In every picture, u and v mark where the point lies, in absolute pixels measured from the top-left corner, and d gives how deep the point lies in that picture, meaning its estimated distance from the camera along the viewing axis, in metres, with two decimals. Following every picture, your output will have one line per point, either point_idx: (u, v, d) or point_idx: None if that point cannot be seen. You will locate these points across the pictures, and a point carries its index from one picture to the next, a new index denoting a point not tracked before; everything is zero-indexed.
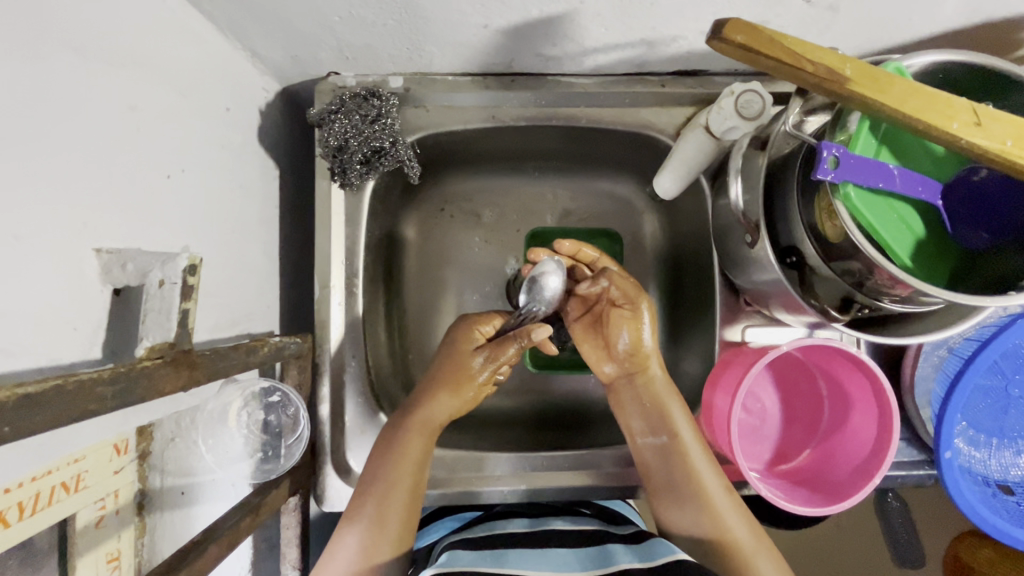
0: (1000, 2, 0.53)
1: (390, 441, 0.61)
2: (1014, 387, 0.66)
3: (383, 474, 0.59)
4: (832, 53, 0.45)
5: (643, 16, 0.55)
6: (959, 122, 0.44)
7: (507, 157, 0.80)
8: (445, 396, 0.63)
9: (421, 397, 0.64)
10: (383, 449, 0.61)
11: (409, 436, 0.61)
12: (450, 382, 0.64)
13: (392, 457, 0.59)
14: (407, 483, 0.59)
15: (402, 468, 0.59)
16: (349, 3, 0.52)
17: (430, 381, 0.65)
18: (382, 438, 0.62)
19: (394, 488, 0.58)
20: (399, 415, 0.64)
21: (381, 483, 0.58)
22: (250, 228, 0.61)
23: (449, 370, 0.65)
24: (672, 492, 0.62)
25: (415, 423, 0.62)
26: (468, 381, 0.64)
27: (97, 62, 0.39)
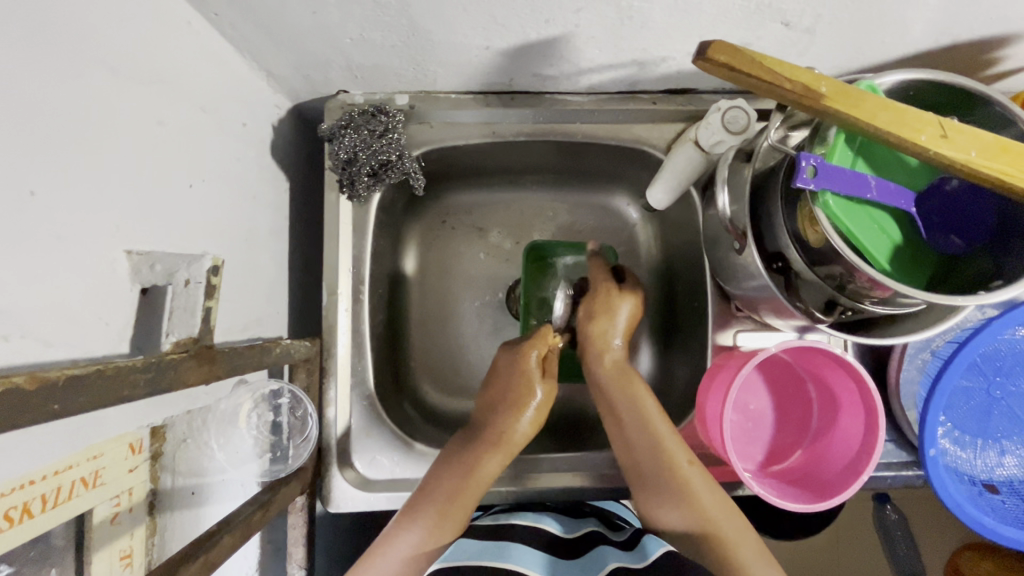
0: (965, 26, 0.57)
1: (457, 458, 0.64)
2: (996, 388, 0.69)
3: (452, 490, 0.61)
4: (808, 72, 0.49)
5: (635, 38, 0.59)
6: (926, 134, 0.48)
7: (507, 171, 0.83)
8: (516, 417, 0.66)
9: (501, 417, 0.67)
10: (452, 467, 0.63)
11: (487, 460, 0.64)
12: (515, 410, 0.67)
13: (464, 475, 0.62)
14: (470, 502, 0.62)
15: (473, 488, 0.62)
16: (360, 26, 0.56)
17: (504, 407, 0.68)
18: (451, 455, 0.65)
19: (458, 503, 0.61)
20: (463, 438, 0.67)
21: (447, 496, 0.61)
22: (262, 237, 0.64)
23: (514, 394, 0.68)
24: (657, 489, 0.63)
25: (491, 448, 0.65)
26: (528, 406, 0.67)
27: (130, 80, 0.43)
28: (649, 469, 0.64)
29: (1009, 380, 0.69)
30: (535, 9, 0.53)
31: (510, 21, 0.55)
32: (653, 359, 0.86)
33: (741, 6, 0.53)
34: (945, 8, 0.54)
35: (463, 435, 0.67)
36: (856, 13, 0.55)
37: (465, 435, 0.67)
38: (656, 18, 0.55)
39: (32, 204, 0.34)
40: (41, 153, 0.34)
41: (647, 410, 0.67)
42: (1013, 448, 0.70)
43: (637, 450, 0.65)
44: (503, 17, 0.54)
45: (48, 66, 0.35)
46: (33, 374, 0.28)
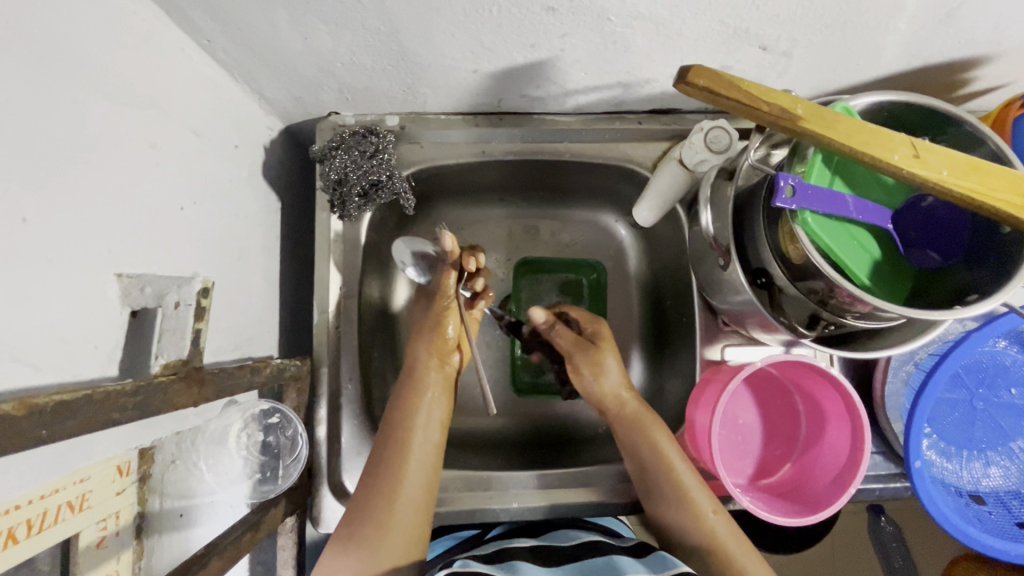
0: (935, 49, 0.59)
1: (387, 438, 0.61)
2: (979, 400, 0.70)
3: (388, 477, 0.58)
4: (786, 94, 0.51)
5: (618, 62, 0.61)
6: (899, 154, 0.49)
7: (496, 189, 0.85)
8: (440, 347, 0.68)
9: (418, 371, 0.67)
10: (382, 452, 0.60)
11: (411, 432, 0.61)
12: (438, 342, 0.68)
13: (396, 455, 0.59)
14: (416, 479, 0.59)
15: (409, 465, 0.59)
16: (351, 51, 0.57)
17: (416, 372, 0.67)
18: (381, 440, 0.61)
19: (401, 484, 0.58)
20: (391, 413, 0.64)
21: (382, 484, 0.57)
22: (253, 256, 0.65)
23: (429, 334, 0.69)
24: (659, 503, 0.66)
25: (416, 417, 0.63)
26: (446, 327, 0.69)
27: (123, 107, 0.44)
28: (650, 482, 0.66)
29: (992, 392, 0.70)
30: (521, 34, 0.55)
31: (497, 45, 0.57)
32: (644, 374, 0.86)
33: (720, 31, 0.55)
34: (916, 33, 0.56)
35: (391, 410, 0.64)
36: (832, 38, 0.57)
37: (393, 410, 0.64)
38: (639, 43, 0.57)
39: (24, 229, 0.34)
40: (33, 178, 0.35)
41: (658, 441, 0.67)
42: (999, 459, 0.71)
43: (643, 468, 0.67)
44: (490, 41, 0.56)
45: (42, 94, 0.36)
46: (23, 400, 0.28)
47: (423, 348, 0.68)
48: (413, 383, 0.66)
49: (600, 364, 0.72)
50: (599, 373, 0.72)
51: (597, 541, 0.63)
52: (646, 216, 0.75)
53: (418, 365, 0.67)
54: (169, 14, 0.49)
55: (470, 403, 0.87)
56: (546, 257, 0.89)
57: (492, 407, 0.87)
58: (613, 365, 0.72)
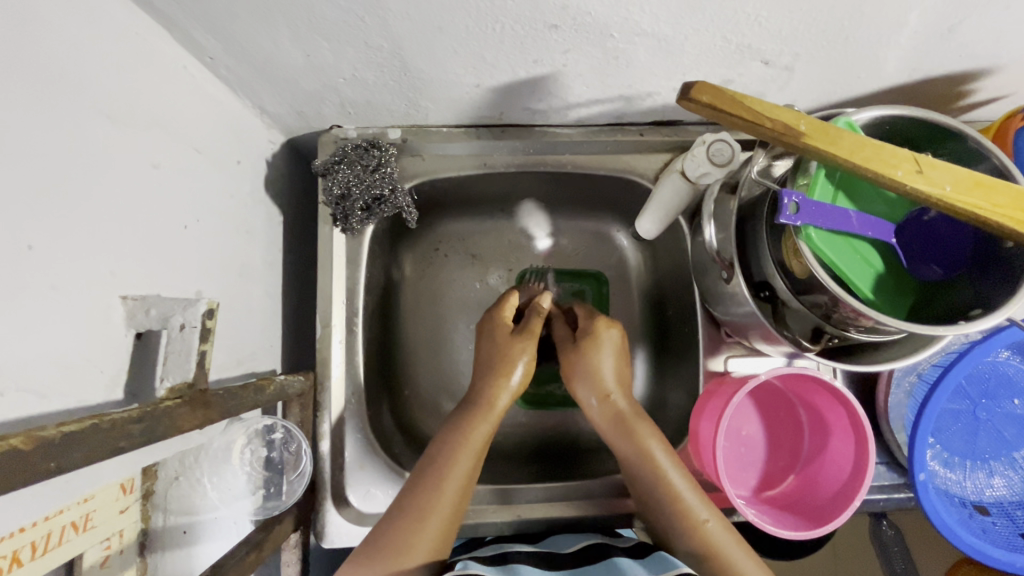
0: (935, 62, 0.60)
1: (430, 466, 0.60)
2: (982, 410, 0.70)
3: (422, 503, 0.56)
4: (788, 110, 0.51)
5: (620, 76, 0.61)
6: (902, 170, 0.50)
7: (498, 201, 0.85)
8: (507, 377, 0.68)
9: (483, 399, 0.66)
10: (428, 471, 0.59)
11: (459, 458, 0.61)
12: (499, 371, 0.68)
13: (434, 482, 0.58)
14: (446, 508, 0.57)
15: (449, 489, 0.58)
16: (353, 67, 0.57)
17: (476, 401, 0.66)
18: (422, 467, 0.60)
19: (433, 512, 0.56)
20: (437, 443, 0.63)
21: (415, 509, 0.56)
22: (256, 271, 0.65)
23: (497, 367, 0.69)
24: (656, 511, 0.65)
25: (472, 441, 0.62)
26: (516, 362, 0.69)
27: (126, 128, 0.43)
28: (645, 488, 0.66)
29: (996, 403, 0.71)
30: (524, 50, 0.55)
31: (500, 61, 0.57)
32: (646, 385, 0.86)
33: (722, 46, 0.55)
34: (917, 48, 0.57)
35: (438, 439, 0.63)
36: (833, 52, 0.57)
37: (443, 439, 0.63)
38: (641, 58, 0.57)
39: (29, 256, 0.34)
40: (38, 206, 0.35)
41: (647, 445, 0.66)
42: (1001, 469, 0.71)
43: (635, 475, 0.67)
44: (493, 57, 0.56)
45: (46, 119, 0.36)
46: (30, 432, 0.28)
47: (487, 376, 0.68)
48: (471, 411, 0.65)
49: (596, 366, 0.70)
50: (595, 377, 0.70)
51: (596, 546, 0.64)
52: (649, 227, 0.75)
53: (479, 395, 0.67)
54: (172, 33, 0.49)
55: None
56: (548, 267, 0.90)
57: None
58: (607, 363, 0.70)
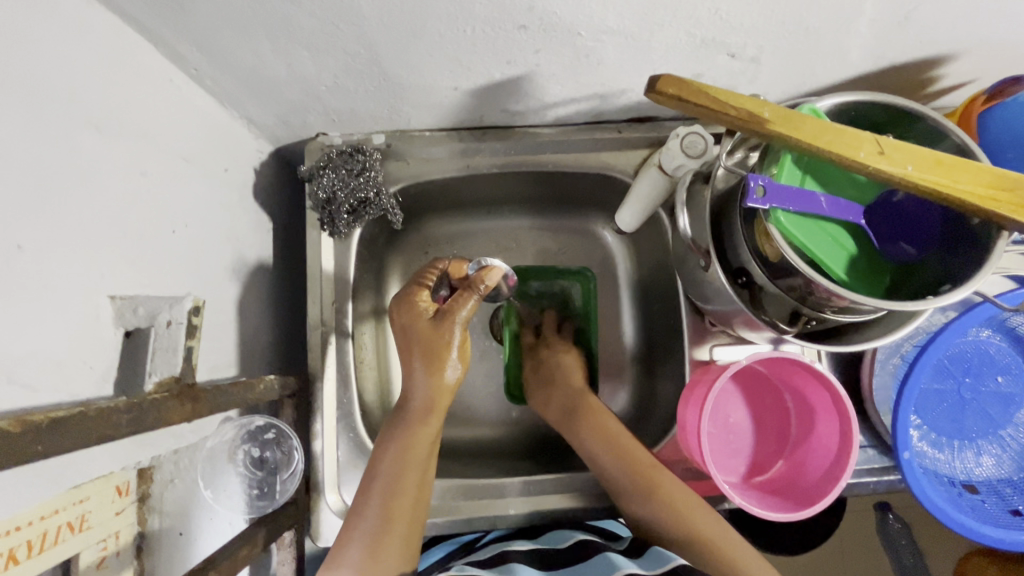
0: (897, 50, 0.62)
1: (377, 480, 0.61)
2: (966, 390, 0.72)
3: (385, 507, 0.59)
4: (752, 99, 0.53)
5: (592, 74, 0.63)
6: (864, 151, 0.51)
7: (484, 203, 0.87)
8: (438, 380, 0.67)
9: (419, 395, 0.67)
10: (384, 472, 0.61)
11: (410, 459, 0.62)
12: (431, 357, 0.67)
13: (391, 486, 0.60)
14: (404, 520, 0.59)
15: (405, 492, 0.60)
16: (334, 75, 0.59)
17: (408, 411, 0.66)
18: (376, 472, 0.61)
19: (390, 527, 0.58)
20: (385, 452, 0.63)
21: (380, 514, 0.58)
22: (245, 276, 0.66)
23: (428, 364, 0.67)
24: (635, 501, 0.66)
25: (417, 441, 0.64)
26: (447, 355, 0.67)
27: (114, 136, 0.46)
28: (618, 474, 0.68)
29: (979, 382, 0.72)
30: (496, 52, 0.57)
31: (475, 64, 0.59)
32: (637, 378, 0.87)
33: (687, 41, 0.57)
34: (876, 36, 0.59)
35: (383, 447, 0.63)
36: (795, 44, 0.59)
37: (388, 449, 0.63)
38: (610, 55, 0.59)
39: (20, 256, 0.36)
40: (29, 209, 0.37)
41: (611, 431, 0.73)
42: (989, 448, 0.72)
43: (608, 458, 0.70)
44: (468, 60, 0.58)
45: (36, 128, 0.38)
46: (18, 417, 0.29)
47: (417, 381, 0.66)
48: (406, 409, 0.67)
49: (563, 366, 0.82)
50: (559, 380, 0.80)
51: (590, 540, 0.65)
52: (626, 219, 0.76)
53: (407, 409, 0.66)
54: (157, 46, 0.52)
55: (467, 412, 0.88)
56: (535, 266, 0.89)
57: (489, 416, 0.88)
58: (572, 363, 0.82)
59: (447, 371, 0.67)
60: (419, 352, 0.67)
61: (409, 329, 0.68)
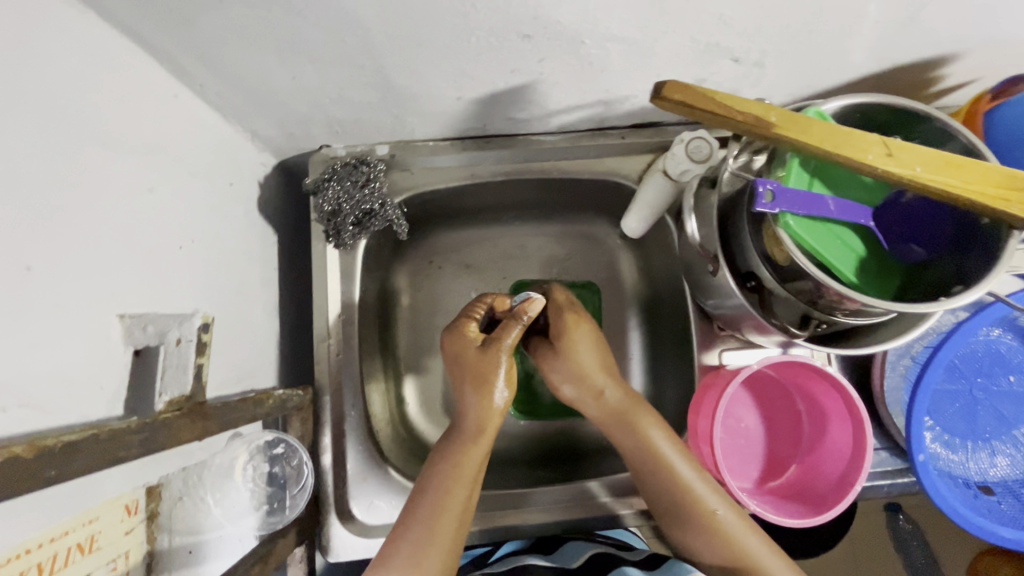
0: (900, 50, 0.62)
1: (424, 499, 0.59)
2: (979, 390, 0.71)
3: (428, 525, 0.56)
4: (758, 103, 0.53)
5: (597, 81, 0.63)
6: (872, 153, 0.51)
7: (489, 211, 0.87)
8: (488, 403, 0.65)
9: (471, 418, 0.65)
10: (431, 489, 0.59)
11: (456, 480, 0.60)
12: (478, 384, 0.65)
13: (435, 504, 0.58)
14: (446, 540, 0.56)
15: (448, 512, 0.58)
16: (339, 87, 0.59)
17: (459, 432, 0.65)
18: (424, 491, 0.60)
19: (432, 546, 0.55)
20: (433, 472, 0.61)
21: (422, 530, 0.56)
22: (252, 290, 0.66)
23: (476, 389, 0.66)
24: (675, 516, 0.64)
25: (467, 465, 0.61)
26: (494, 380, 0.65)
27: (121, 154, 0.45)
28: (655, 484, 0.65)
29: (992, 382, 0.71)
30: (501, 62, 0.57)
31: (479, 73, 0.59)
32: (645, 384, 0.87)
33: (691, 47, 0.57)
34: (880, 38, 0.59)
35: (432, 468, 0.62)
36: (799, 47, 0.59)
37: (437, 469, 0.62)
38: (614, 62, 0.59)
39: (29, 278, 0.35)
40: (39, 230, 0.37)
41: (652, 437, 0.65)
42: (1004, 449, 0.71)
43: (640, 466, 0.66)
44: (472, 70, 0.58)
45: (44, 148, 0.38)
46: (32, 442, 0.29)
47: (468, 406, 0.65)
48: (460, 432, 0.65)
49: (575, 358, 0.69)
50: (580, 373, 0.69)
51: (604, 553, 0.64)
52: (633, 224, 0.76)
53: (461, 430, 0.65)
54: (162, 63, 0.52)
55: None
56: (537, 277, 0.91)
57: (497, 425, 0.87)
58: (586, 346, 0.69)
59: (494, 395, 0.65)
60: (471, 376, 0.66)
61: (461, 354, 0.68)
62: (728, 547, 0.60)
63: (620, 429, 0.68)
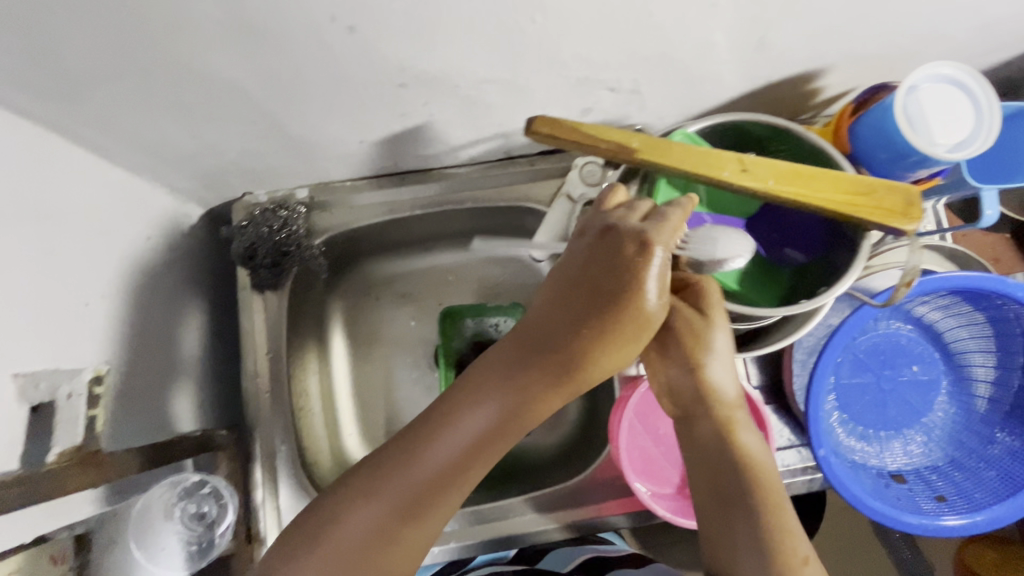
0: (768, 69, 0.66)
1: (409, 466, 0.47)
2: (885, 380, 0.74)
3: (409, 509, 0.47)
4: (621, 130, 0.57)
5: (486, 118, 0.67)
6: (728, 171, 0.55)
7: (416, 241, 0.90)
8: (592, 364, 0.47)
9: (533, 386, 0.47)
10: (423, 452, 0.47)
11: (471, 456, 0.48)
12: (551, 343, 0.47)
13: (424, 481, 0.47)
14: (410, 535, 0.47)
15: (445, 497, 0.48)
16: (241, 141, 0.63)
17: (552, 361, 0.47)
18: (407, 459, 0.47)
19: (393, 539, 0.46)
20: (466, 420, 0.48)
21: (392, 511, 0.46)
22: (170, 336, 0.69)
23: (571, 330, 0.47)
24: (754, 553, 0.49)
25: (506, 434, 0.49)
26: (595, 319, 0.46)
27: (21, 222, 0.48)
28: (733, 500, 0.52)
29: (898, 373, 0.74)
30: (389, 107, 0.61)
31: (371, 119, 0.63)
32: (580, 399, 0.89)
33: (563, 82, 0.61)
34: (743, 62, 0.63)
35: (469, 410, 0.48)
36: (669, 75, 0.63)
37: (479, 413, 0.48)
38: (496, 100, 0.63)
39: None
40: None
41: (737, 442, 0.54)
42: (916, 437, 0.73)
43: (721, 470, 0.53)
44: (364, 117, 0.62)
45: None
46: None
47: (520, 376, 0.47)
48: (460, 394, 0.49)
49: (701, 357, 0.54)
50: (690, 353, 0.54)
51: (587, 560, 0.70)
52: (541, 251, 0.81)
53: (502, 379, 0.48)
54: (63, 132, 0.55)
55: None
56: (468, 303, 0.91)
57: None
58: (723, 345, 0.54)
59: (581, 361, 0.47)
60: (586, 305, 0.47)
61: (606, 273, 0.47)
62: (781, 558, 0.48)
63: (689, 423, 0.56)
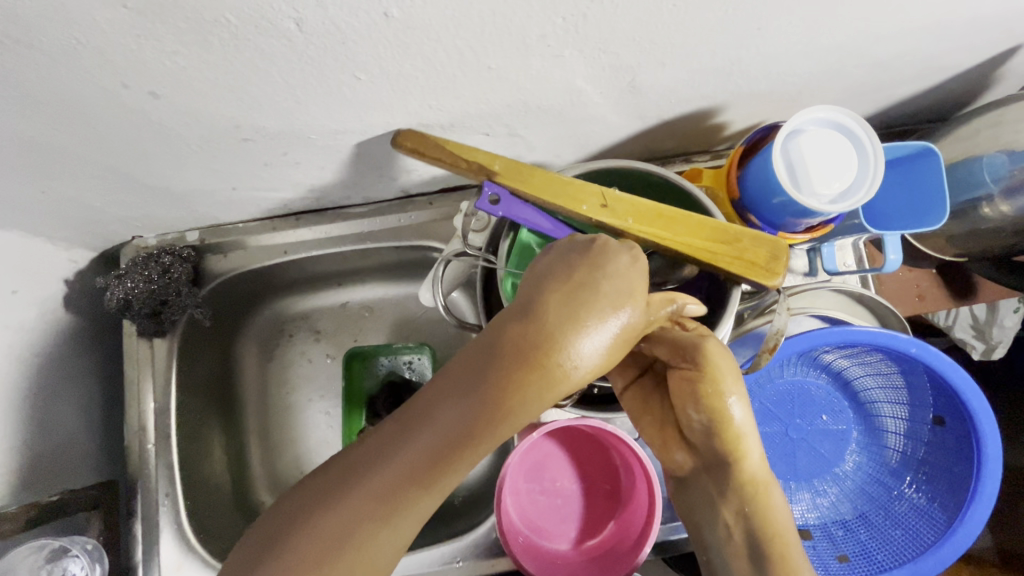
0: (656, 109, 0.62)
1: (373, 471, 0.39)
2: (795, 429, 0.70)
3: (366, 519, 0.39)
4: (488, 152, 0.58)
5: (360, 164, 0.64)
6: (587, 205, 0.55)
7: (325, 277, 0.87)
8: (561, 359, 0.38)
9: (537, 364, 0.38)
10: (385, 461, 0.39)
11: (439, 463, 0.39)
12: (526, 339, 0.38)
13: (387, 488, 0.39)
14: (376, 551, 0.39)
15: (410, 509, 0.39)
16: (100, 194, 0.61)
17: (527, 363, 0.38)
18: (372, 464, 0.39)
19: (353, 552, 0.38)
20: (434, 414, 0.39)
21: (350, 520, 0.39)
22: (43, 390, 0.68)
23: (557, 320, 0.38)
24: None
25: (477, 441, 0.39)
26: (576, 314, 0.39)
27: None
28: (748, 538, 0.49)
29: (808, 422, 0.71)
30: (247, 159, 0.58)
31: (233, 170, 0.60)
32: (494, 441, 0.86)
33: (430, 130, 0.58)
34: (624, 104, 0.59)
35: (439, 402, 0.39)
36: (548, 119, 0.60)
37: (453, 406, 0.39)
38: (364, 149, 0.60)
39: None
40: None
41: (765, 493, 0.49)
42: (825, 489, 0.70)
43: (734, 514, 0.50)
44: (223, 169, 0.59)
45: None
46: None
47: (475, 374, 0.39)
48: (530, 376, 0.38)
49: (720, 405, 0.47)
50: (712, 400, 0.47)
51: None
52: None
53: (501, 363, 0.38)
54: None
55: None
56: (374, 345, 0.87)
57: None
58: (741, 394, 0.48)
59: (565, 355, 0.38)
60: (564, 285, 0.40)
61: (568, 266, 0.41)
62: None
63: (713, 473, 0.51)
